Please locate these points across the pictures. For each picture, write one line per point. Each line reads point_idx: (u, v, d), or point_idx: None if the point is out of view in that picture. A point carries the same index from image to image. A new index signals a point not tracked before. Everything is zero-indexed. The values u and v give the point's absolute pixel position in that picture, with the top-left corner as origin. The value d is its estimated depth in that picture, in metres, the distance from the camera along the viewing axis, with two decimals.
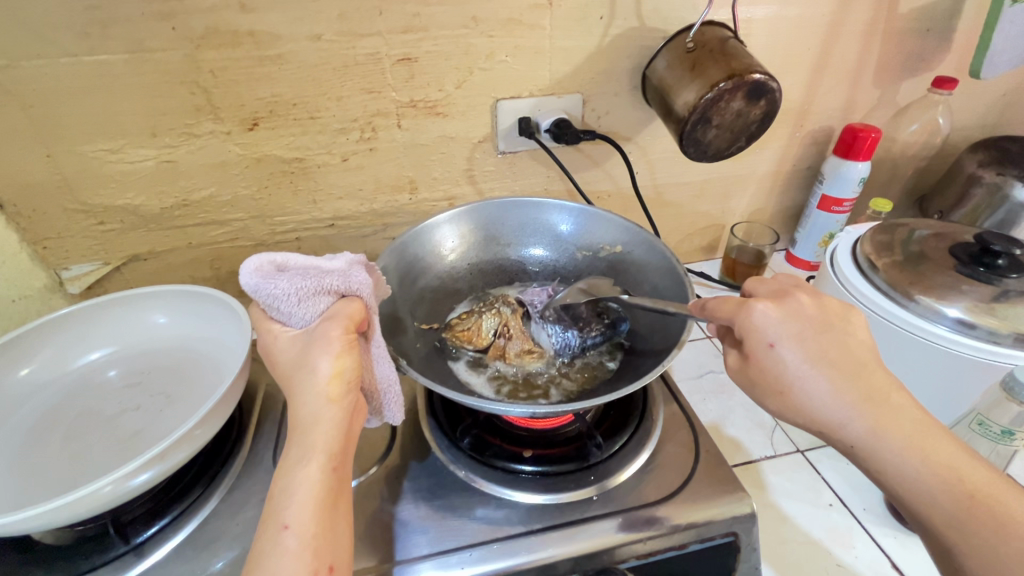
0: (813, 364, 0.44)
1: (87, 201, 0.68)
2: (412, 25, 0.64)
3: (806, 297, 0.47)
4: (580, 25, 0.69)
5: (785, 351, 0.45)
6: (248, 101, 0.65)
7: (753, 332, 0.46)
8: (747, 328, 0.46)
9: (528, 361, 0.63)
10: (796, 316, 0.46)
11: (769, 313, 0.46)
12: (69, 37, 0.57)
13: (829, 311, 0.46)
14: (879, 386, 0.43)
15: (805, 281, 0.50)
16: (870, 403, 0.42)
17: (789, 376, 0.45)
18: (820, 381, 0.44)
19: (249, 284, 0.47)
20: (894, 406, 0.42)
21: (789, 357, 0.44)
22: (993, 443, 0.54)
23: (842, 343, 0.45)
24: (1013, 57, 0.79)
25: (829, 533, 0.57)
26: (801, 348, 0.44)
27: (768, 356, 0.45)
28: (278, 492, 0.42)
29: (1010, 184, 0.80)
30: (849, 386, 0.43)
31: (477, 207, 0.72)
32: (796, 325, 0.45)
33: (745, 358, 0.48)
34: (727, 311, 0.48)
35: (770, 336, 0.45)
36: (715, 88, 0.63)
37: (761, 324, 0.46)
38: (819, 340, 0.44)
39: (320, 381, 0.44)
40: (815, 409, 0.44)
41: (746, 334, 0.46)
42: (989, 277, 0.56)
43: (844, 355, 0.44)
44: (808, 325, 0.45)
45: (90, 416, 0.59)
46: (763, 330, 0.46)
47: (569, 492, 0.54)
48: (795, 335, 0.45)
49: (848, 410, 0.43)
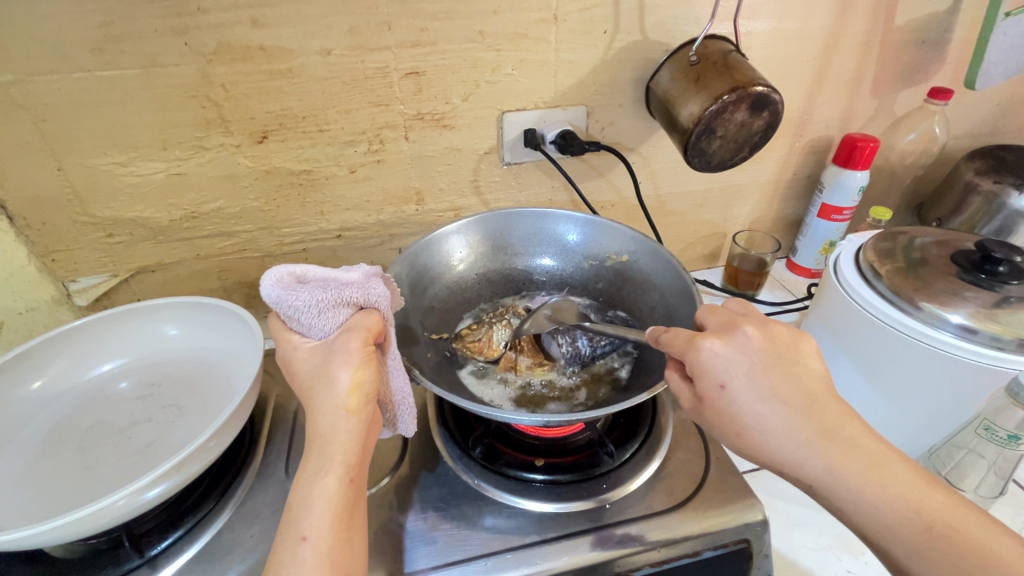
0: (766, 402, 0.44)
1: (97, 213, 0.68)
2: (420, 39, 0.66)
3: (752, 329, 0.46)
4: (584, 38, 0.70)
5: (736, 391, 0.44)
6: (258, 114, 0.66)
7: (704, 371, 0.45)
8: (696, 367, 0.45)
9: (539, 372, 0.64)
10: (745, 351, 0.45)
11: (716, 350, 0.45)
12: (83, 53, 0.58)
13: (779, 342, 0.46)
14: (834, 419, 0.44)
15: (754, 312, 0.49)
16: (827, 440, 0.43)
17: (744, 417, 0.44)
18: (773, 420, 0.44)
19: (271, 296, 0.47)
20: (852, 436, 0.43)
21: (740, 398, 0.44)
22: (1000, 448, 0.58)
23: (792, 378, 0.44)
24: (1006, 68, 0.81)
25: (839, 539, 0.58)
26: (752, 388, 0.44)
27: (720, 398, 0.45)
28: (296, 503, 0.42)
29: (1007, 193, 0.81)
30: (803, 423, 0.43)
31: (485, 218, 0.73)
32: (744, 361, 0.44)
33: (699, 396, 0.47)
34: (678, 349, 0.47)
35: (720, 375, 0.45)
36: (719, 100, 0.64)
37: (712, 363, 0.45)
38: (770, 377, 0.44)
39: (339, 393, 0.44)
40: (772, 449, 0.44)
41: (698, 373, 0.45)
42: (991, 284, 0.58)
43: (796, 391, 0.44)
44: (758, 361, 0.44)
45: (101, 428, 0.59)
46: (714, 369, 0.44)
47: (579, 501, 0.55)
48: (745, 374, 0.44)
49: (804, 449, 0.43)
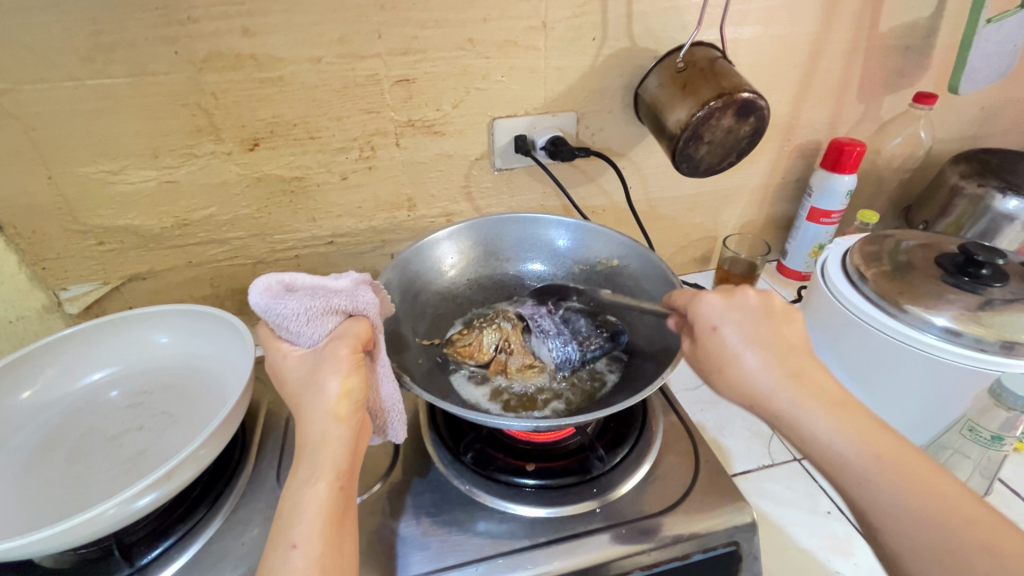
0: (750, 344, 0.47)
1: (87, 221, 0.68)
2: (410, 47, 0.66)
3: (754, 291, 0.50)
4: (573, 45, 0.71)
5: (726, 333, 0.48)
6: (249, 122, 0.66)
7: (700, 315, 0.49)
8: (695, 313, 0.50)
9: (529, 375, 0.64)
10: (741, 304, 0.49)
11: (715, 302, 0.49)
12: (73, 61, 0.58)
13: (775, 301, 0.50)
14: (809, 367, 0.47)
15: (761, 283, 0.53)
16: (797, 381, 0.46)
17: (728, 356, 0.48)
18: (753, 358, 0.47)
19: (259, 305, 0.47)
20: (825, 385, 0.46)
21: (729, 339, 0.48)
22: (984, 448, 0.57)
23: (777, 329, 0.48)
24: (989, 73, 0.82)
25: (829, 540, 0.58)
26: (739, 331, 0.48)
27: (711, 338, 0.49)
28: (286, 511, 0.42)
29: (991, 196, 0.82)
30: (780, 364, 0.46)
31: (475, 224, 0.73)
32: (738, 311, 0.49)
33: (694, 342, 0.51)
34: (682, 301, 0.52)
35: (714, 320, 0.49)
36: (706, 107, 0.65)
37: (709, 310, 0.49)
38: (757, 325, 0.48)
39: (328, 401, 0.44)
40: (749, 383, 0.47)
41: (695, 319, 0.50)
42: (974, 287, 0.59)
43: (777, 338, 0.48)
44: (750, 313, 0.49)
45: (91, 437, 0.59)
46: (709, 314, 0.49)
47: (571, 505, 0.55)
48: (737, 319, 0.48)
49: (777, 386, 0.46)
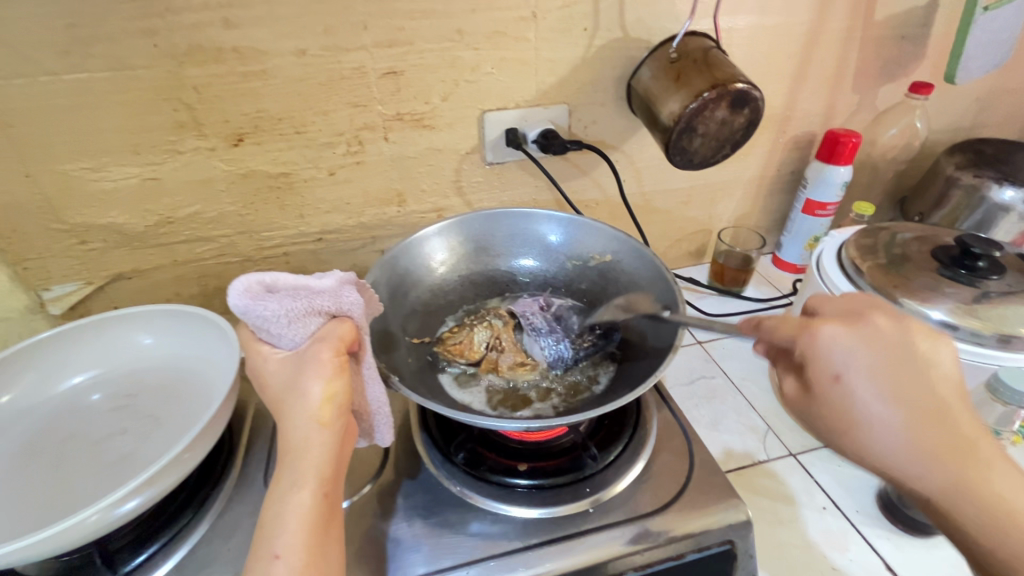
0: (887, 402, 0.40)
1: (68, 220, 0.66)
2: (397, 39, 0.64)
3: (882, 319, 0.41)
4: (564, 36, 0.70)
5: (854, 384, 0.40)
6: (232, 117, 0.64)
7: (818, 359, 0.41)
8: (812, 355, 0.42)
9: (520, 373, 0.63)
10: (873, 341, 0.40)
11: (840, 340, 0.41)
12: (49, 55, 0.56)
13: (913, 333, 0.41)
14: (962, 427, 0.39)
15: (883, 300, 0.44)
16: (948, 449, 0.39)
17: (858, 413, 0.41)
18: (890, 421, 0.40)
19: (238, 305, 0.45)
20: (978, 451, 0.39)
21: (858, 393, 0.40)
22: (981, 443, 0.59)
23: (922, 380, 0.40)
24: (985, 62, 0.81)
25: (824, 536, 0.58)
26: (873, 385, 0.40)
27: (834, 389, 0.41)
28: (269, 520, 0.41)
29: (987, 186, 0.81)
30: (928, 430, 0.39)
31: (465, 220, 0.72)
32: (869, 353, 0.40)
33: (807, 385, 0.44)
34: (789, 334, 0.43)
35: (838, 367, 0.41)
36: (699, 98, 0.64)
37: (832, 352, 0.41)
38: (896, 375, 0.40)
39: (311, 406, 0.43)
40: (886, 448, 0.40)
41: (810, 360, 0.42)
42: (971, 280, 0.58)
43: (922, 394, 0.39)
44: (884, 358, 0.40)
45: (74, 441, 0.57)
46: (832, 359, 0.41)
47: (565, 505, 0.54)
48: (867, 367, 0.40)
49: (924, 458, 0.39)
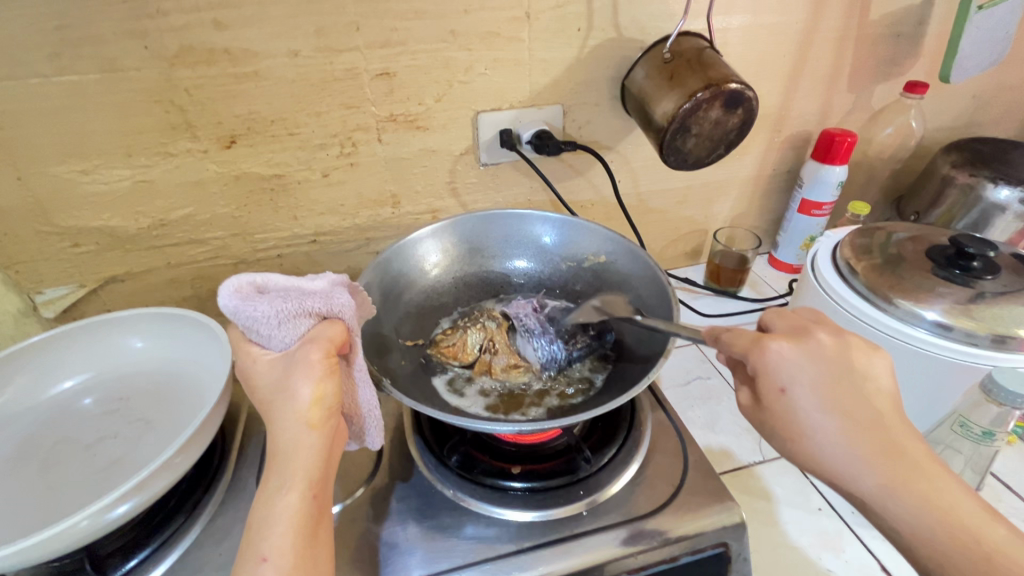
0: (827, 413, 0.42)
1: (60, 223, 0.66)
2: (390, 39, 0.64)
3: (824, 336, 0.44)
4: (558, 36, 0.69)
5: (797, 395, 0.42)
6: (225, 118, 0.64)
7: (766, 372, 0.43)
8: (761, 367, 0.43)
9: (515, 375, 0.63)
10: (816, 356, 0.43)
11: (784, 352, 0.43)
12: (38, 58, 0.56)
13: (852, 350, 0.43)
14: (897, 438, 0.41)
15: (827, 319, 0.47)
16: (887, 458, 0.40)
17: (803, 423, 0.42)
18: (831, 431, 0.41)
19: (229, 306, 0.45)
20: (917, 461, 0.41)
21: (801, 405, 0.42)
22: (975, 443, 0.59)
23: (859, 392, 0.42)
24: (980, 61, 0.81)
25: (820, 537, 0.58)
26: (814, 397, 0.42)
27: (779, 400, 0.43)
28: (257, 522, 0.41)
29: (983, 185, 0.81)
30: (864, 439, 0.41)
31: (459, 221, 0.72)
32: (813, 367, 0.42)
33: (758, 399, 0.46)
34: (741, 349, 0.45)
35: (783, 380, 0.43)
36: (693, 98, 0.63)
37: (778, 365, 0.43)
38: (835, 387, 0.42)
39: (300, 408, 0.43)
40: (828, 458, 0.42)
41: (760, 373, 0.44)
42: (966, 280, 0.58)
43: (859, 405, 0.41)
44: (825, 370, 0.42)
45: (66, 446, 0.57)
46: (777, 371, 0.43)
47: (559, 508, 0.54)
48: (811, 380, 0.42)
49: (863, 467, 0.41)
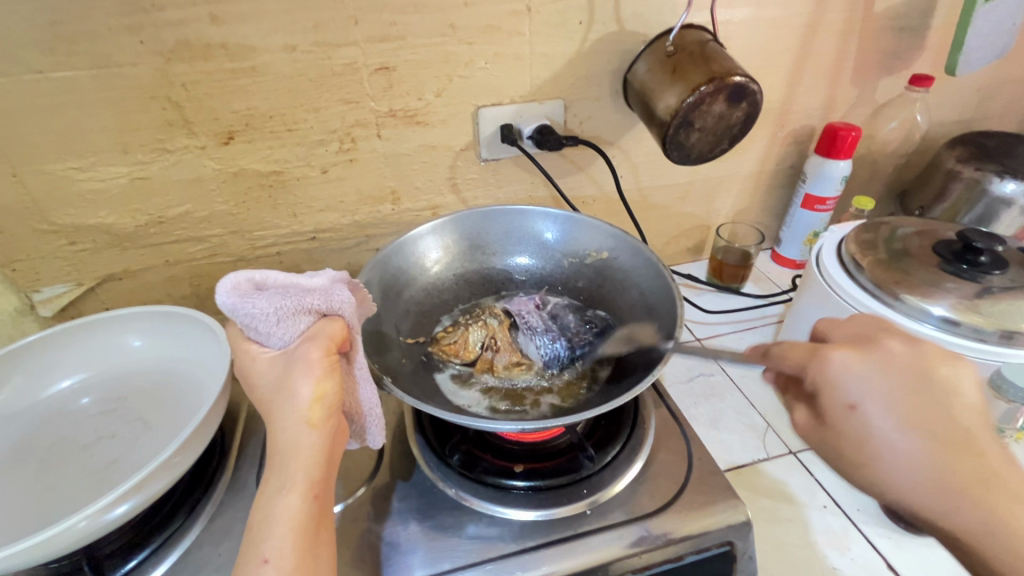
0: (905, 430, 0.38)
1: (57, 221, 0.65)
2: (389, 34, 0.63)
3: (895, 343, 0.41)
4: (559, 30, 0.69)
5: (870, 413, 0.39)
6: (222, 114, 0.63)
7: (831, 386, 0.40)
8: (823, 382, 0.41)
9: (517, 373, 0.62)
10: (889, 367, 0.40)
11: (850, 366, 0.40)
12: (32, 53, 0.55)
13: (932, 360, 0.40)
14: (988, 457, 0.38)
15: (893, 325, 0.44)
16: (972, 481, 0.37)
17: (875, 443, 0.39)
18: (908, 450, 0.38)
19: (226, 304, 0.44)
20: (1008, 483, 0.37)
21: (874, 422, 0.39)
22: (987, 440, 0.60)
23: (942, 409, 0.38)
24: (986, 54, 0.80)
25: (825, 535, 0.57)
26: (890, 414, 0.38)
27: (849, 418, 0.40)
28: (257, 524, 0.41)
29: (988, 179, 0.80)
30: (951, 460, 0.37)
31: (460, 217, 0.71)
32: (885, 380, 0.39)
33: (820, 415, 0.43)
34: (796, 361, 0.43)
35: (853, 396, 0.40)
36: (696, 92, 0.63)
37: (843, 379, 0.40)
38: (913, 402, 0.38)
39: (300, 407, 0.42)
40: (907, 480, 0.39)
41: (823, 389, 0.41)
42: (973, 275, 0.57)
43: (943, 422, 0.38)
44: (900, 385, 0.39)
45: (64, 445, 0.57)
46: (843, 387, 0.40)
47: (562, 507, 0.53)
48: (884, 395, 0.39)
49: (946, 489, 0.37)
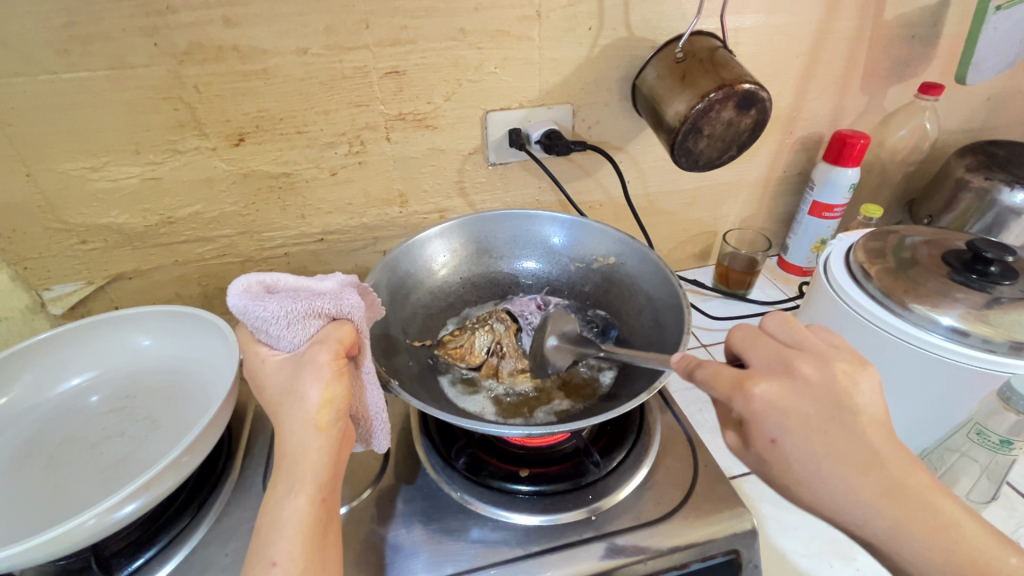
0: (824, 459, 0.39)
1: (69, 219, 0.66)
2: (400, 38, 0.64)
3: (808, 367, 0.41)
4: (569, 35, 0.69)
5: (790, 446, 0.40)
6: (233, 116, 0.64)
7: (754, 422, 0.40)
8: (749, 417, 0.40)
9: (522, 378, 0.63)
10: (805, 397, 0.40)
11: (771, 400, 0.40)
12: (47, 54, 0.56)
13: (840, 377, 0.41)
14: (896, 468, 0.39)
15: (805, 338, 0.44)
16: (891, 497, 0.39)
17: (797, 472, 0.40)
18: (824, 479, 0.39)
19: (238, 306, 0.45)
20: (921, 491, 0.40)
21: (794, 455, 0.40)
22: (992, 452, 0.57)
23: (853, 432, 0.39)
24: (997, 63, 0.80)
25: (830, 545, 0.56)
26: (809, 449, 0.39)
27: (772, 451, 0.40)
28: (266, 526, 0.41)
29: (998, 189, 0.80)
30: (867, 481, 0.39)
31: (468, 221, 0.71)
32: (800, 410, 0.39)
33: (746, 439, 0.43)
34: (721, 390, 0.41)
35: (772, 433, 0.39)
36: (706, 98, 0.63)
37: (762, 414, 0.40)
38: (828, 431, 0.39)
39: (308, 410, 0.43)
40: (829, 503, 0.40)
41: (750, 423, 0.41)
42: (982, 285, 0.57)
43: (856, 445, 0.39)
44: (814, 413, 0.39)
45: (74, 443, 0.57)
46: (765, 423, 0.40)
47: (567, 512, 0.54)
48: (799, 428, 0.39)
49: (868, 511, 0.39)
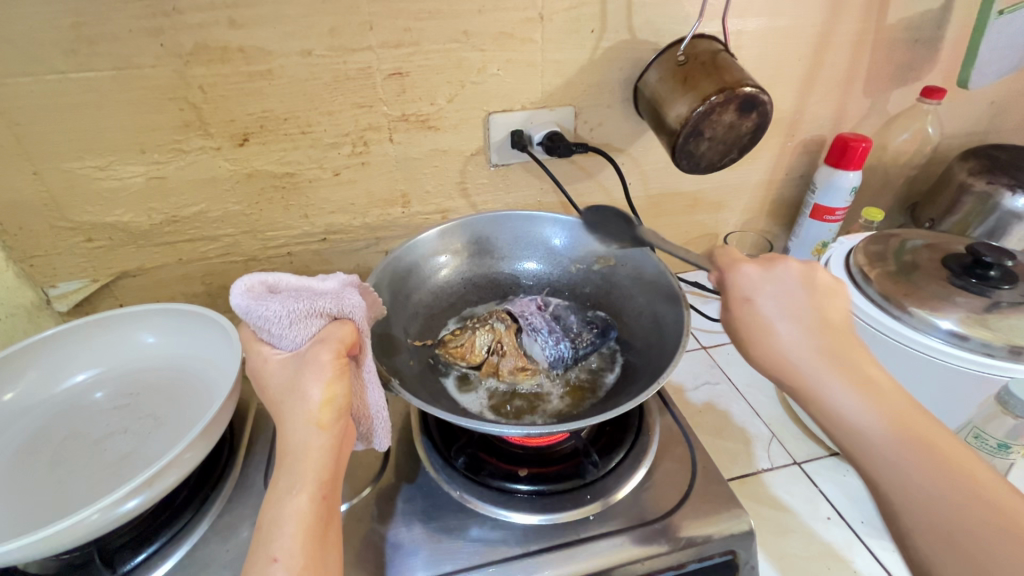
0: (792, 322, 0.45)
1: (74, 217, 0.67)
2: (404, 39, 0.64)
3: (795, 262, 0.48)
4: (572, 38, 0.69)
5: (760, 304, 0.46)
6: (238, 116, 0.64)
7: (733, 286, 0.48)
8: (729, 283, 0.49)
9: (521, 378, 0.63)
10: (780, 275, 0.47)
11: (751, 271, 0.48)
12: (54, 55, 0.56)
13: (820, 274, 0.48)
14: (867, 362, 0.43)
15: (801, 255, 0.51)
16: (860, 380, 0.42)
17: (766, 331, 0.45)
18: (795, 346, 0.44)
19: (241, 306, 0.46)
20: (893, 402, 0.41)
21: (766, 310, 0.46)
22: (990, 455, 0.59)
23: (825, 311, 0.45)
24: (1000, 67, 0.80)
25: (828, 548, 0.57)
26: (776, 304, 0.46)
27: (743, 309, 0.47)
28: (267, 524, 0.41)
29: (1000, 193, 0.80)
30: (839, 362, 0.43)
31: (469, 221, 0.72)
32: (774, 279, 0.47)
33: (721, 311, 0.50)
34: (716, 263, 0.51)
35: (748, 290, 0.47)
36: (707, 101, 0.63)
37: (742, 279, 0.48)
38: (799, 302, 0.46)
39: (310, 409, 0.43)
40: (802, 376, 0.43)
41: (728, 288, 0.49)
42: (982, 289, 0.57)
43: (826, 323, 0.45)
44: (788, 285, 0.47)
45: (78, 439, 0.58)
46: (742, 284, 0.48)
47: (565, 512, 0.54)
48: (773, 289, 0.47)
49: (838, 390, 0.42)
